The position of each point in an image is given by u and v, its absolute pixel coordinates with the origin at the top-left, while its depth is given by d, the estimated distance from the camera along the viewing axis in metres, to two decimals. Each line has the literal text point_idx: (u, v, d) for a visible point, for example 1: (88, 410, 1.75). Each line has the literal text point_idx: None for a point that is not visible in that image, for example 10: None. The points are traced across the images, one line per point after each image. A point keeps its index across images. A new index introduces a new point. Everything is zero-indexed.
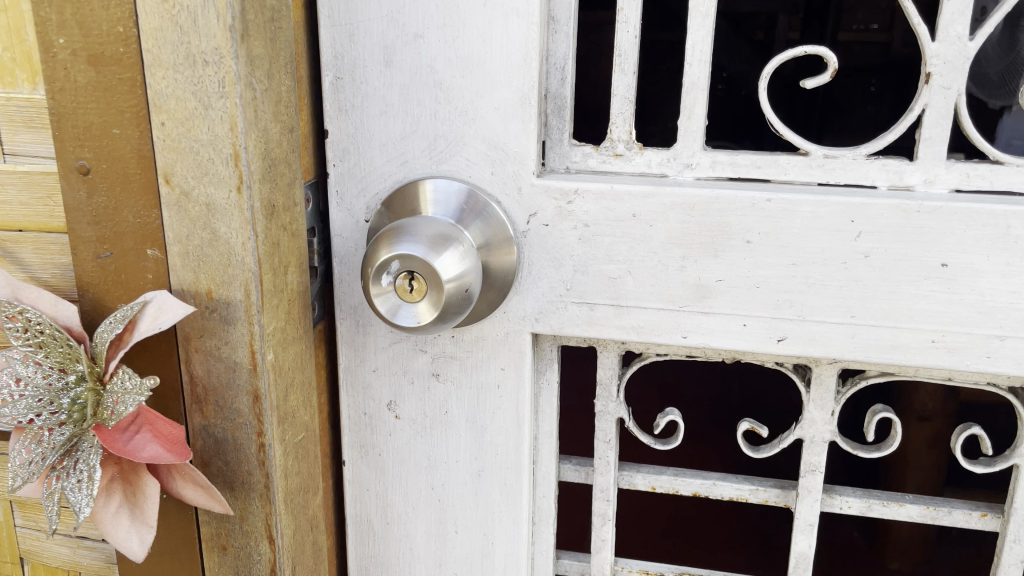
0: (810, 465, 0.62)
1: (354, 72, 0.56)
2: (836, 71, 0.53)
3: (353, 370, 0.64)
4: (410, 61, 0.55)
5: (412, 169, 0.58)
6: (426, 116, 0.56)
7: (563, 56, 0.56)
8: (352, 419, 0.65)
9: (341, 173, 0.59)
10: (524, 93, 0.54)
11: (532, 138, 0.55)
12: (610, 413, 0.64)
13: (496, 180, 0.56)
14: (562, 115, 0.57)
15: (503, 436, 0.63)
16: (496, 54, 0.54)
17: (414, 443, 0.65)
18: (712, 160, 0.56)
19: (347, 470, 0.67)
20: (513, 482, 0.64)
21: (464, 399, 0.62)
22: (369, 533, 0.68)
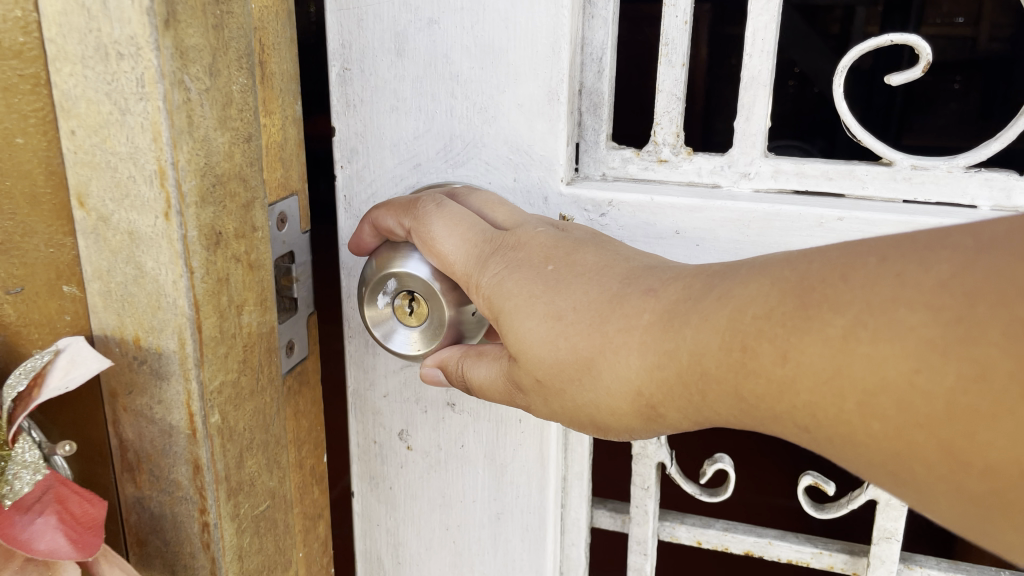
0: (885, 531, 0.53)
1: (363, 62, 0.50)
2: (930, 65, 0.43)
3: (362, 395, 0.61)
4: (423, 50, 0.49)
5: (425, 172, 0.52)
6: (442, 113, 0.50)
7: (601, 45, 0.48)
8: (362, 447, 0.62)
9: (349, 175, 0.53)
10: (552, 88, 0.47)
11: (561, 139, 0.48)
12: (649, 456, 0.57)
13: (520, 188, 0.50)
14: (598, 114, 0.50)
15: (525, 476, 0.58)
16: (520, 44, 0.47)
17: (426, 477, 0.61)
18: (775, 169, 0.46)
19: (356, 501, 0.64)
20: (536, 528, 0.59)
21: (484, 431, 0.58)
22: (379, 571, 0.66)
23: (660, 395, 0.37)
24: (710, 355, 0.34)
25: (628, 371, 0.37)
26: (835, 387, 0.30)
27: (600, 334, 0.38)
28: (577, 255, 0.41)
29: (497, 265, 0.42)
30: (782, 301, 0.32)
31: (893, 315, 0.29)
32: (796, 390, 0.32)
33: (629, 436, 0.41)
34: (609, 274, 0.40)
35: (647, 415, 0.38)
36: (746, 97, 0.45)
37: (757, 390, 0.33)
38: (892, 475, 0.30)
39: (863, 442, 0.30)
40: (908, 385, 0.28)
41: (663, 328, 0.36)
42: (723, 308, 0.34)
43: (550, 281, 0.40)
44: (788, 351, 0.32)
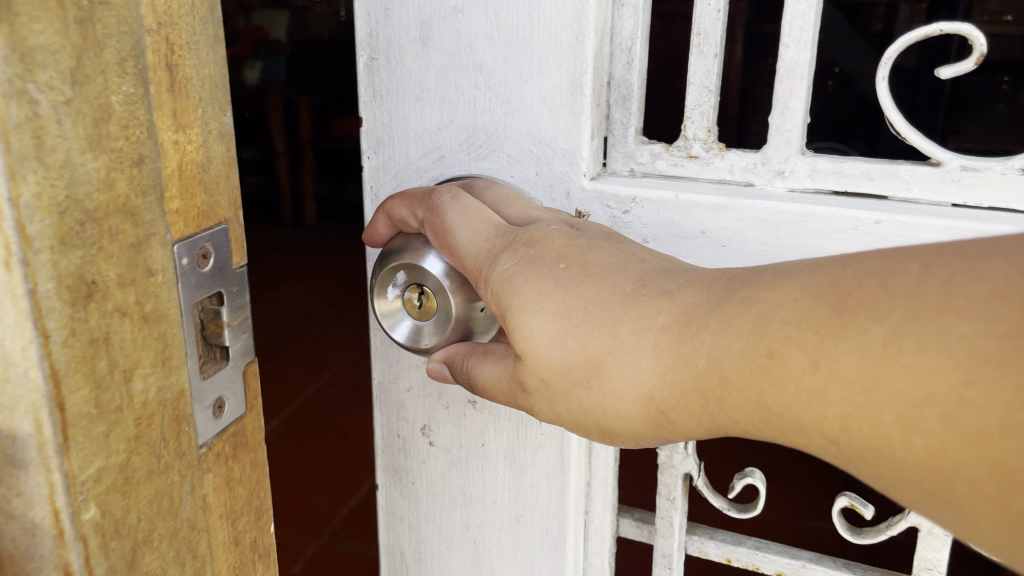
0: (927, 561, 0.50)
1: (388, 52, 0.49)
2: (984, 58, 0.40)
3: (387, 387, 0.59)
4: (448, 38, 0.47)
5: (449, 164, 0.50)
6: (466, 104, 0.48)
7: (630, 35, 0.46)
8: (386, 440, 0.61)
9: (375, 167, 0.51)
10: (576, 79, 0.45)
11: (585, 133, 0.46)
12: (676, 467, 0.54)
13: (542, 182, 0.47)
14: (627, 106, 0.47)
15: (545, 480, 0.56)
16: (545, 32, 0.45)
17: (448, 475, 0.59)
18: (812, 167, 0.43)
19: (381, 495, 0.63)
20: (557, 533, 0.57)
21: (506, 430, 0.56)
22: (402, 567, 0.64)
23: (673, 401, 0.35)
24: (732, 361, 0.32)
25: (639, 374, 0.35)
26: (871, 398, 0.29)
27: (611, 335, 0.36)
28: (593, 253, 0.39)
29: (507, 261, 0.40)
30: (813, 308, 0.30)
31: (941, 325, 0.27)
32: (826, 399, 0.30)
33: (638, 443, 0.38)
34: (623, 275, 0.37)
35: (656, 421, 0.36)
36: (782, 90, 0.43)
37: (778, 397, 0.31)
38: (926, 494, 0.28)
39: (901, 460, 0.28)
40: (956, 400, 0.26)
41: (677, 330, 0.34)
42: (745, 313, 0.32)
43: (560, 279, 0.38)
44: (818, 359, 0.30)
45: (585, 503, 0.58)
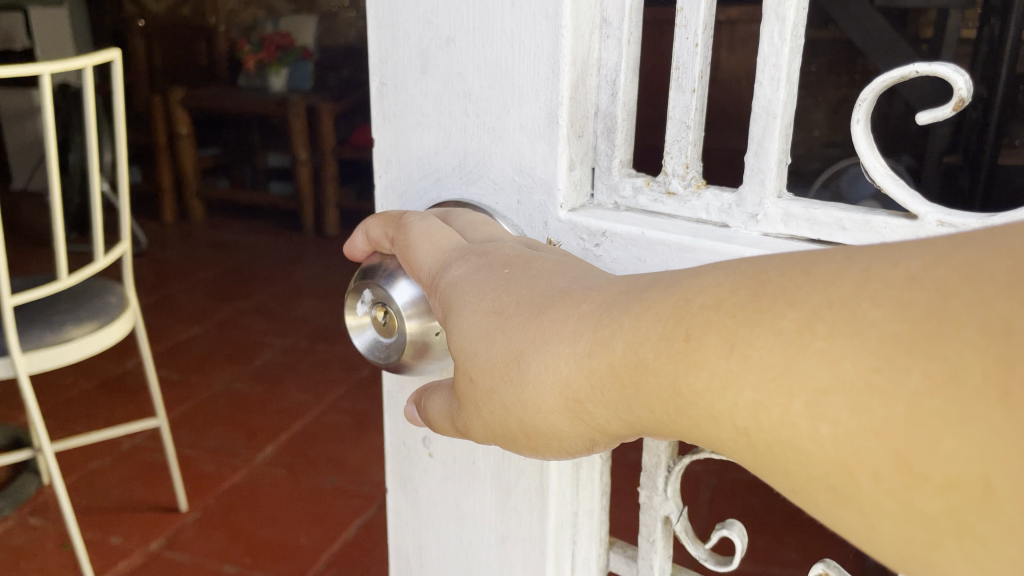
0: None
1: (395, 78, 0.51)
2: (963, 103, 0.38)
3: (394, 396, 0.61)
4: (444, 68, 0.49)
5: (444, 188, 0.52)
6: (458, 129, 0.50)
7: (615, 67, 0.45)
8: (394, 447, 0.63)
9: (385, 185, 0.54)
10: (552, 111, 0.45)
11: (560, 165, 0.46)
12: (655, 508, 0.54)
13: (522, 210, 0.48)
14: (612, 139, 0.46)
15: (527, 504, 0.56)
16: (525, 64, 0.45)
17: (445, 486, 0.61)
18: (785, 212, 0.42)
19: (390, 499, 0.65)
20: (536, 559, 0.57)
21: (492, 449, 0.57)
22: (407, 570, 0.66)
23: (599, 395, 0.35)
24: (652, 344, 0.32)
25: (558, 363, 0.36)
26: (783, 382, 0.28)
27: (535, 326, 0.37)
28: (533, 262, 0.42)
29: (459, 267, 0.43)
30: (733, 294, 0.30)
31: (855, 308, 0.26)
32: (739, 385, 0.29)
33: (570, 448, 0.38)
34: (556, 278, 0.39)
35: (582, 419, 0.36)
36: (756, 129, 0.42)
37: (693, 385, 0.30)
38: (832, 488, 0.27)
39: (807, 451, 0.27)
40: (867, 385, 0.26)
41: (597, 318, 0.35)
42: (669, 298, 0.32)
43: (496, 282, 0.41)
44: (733, 344, 0.29)
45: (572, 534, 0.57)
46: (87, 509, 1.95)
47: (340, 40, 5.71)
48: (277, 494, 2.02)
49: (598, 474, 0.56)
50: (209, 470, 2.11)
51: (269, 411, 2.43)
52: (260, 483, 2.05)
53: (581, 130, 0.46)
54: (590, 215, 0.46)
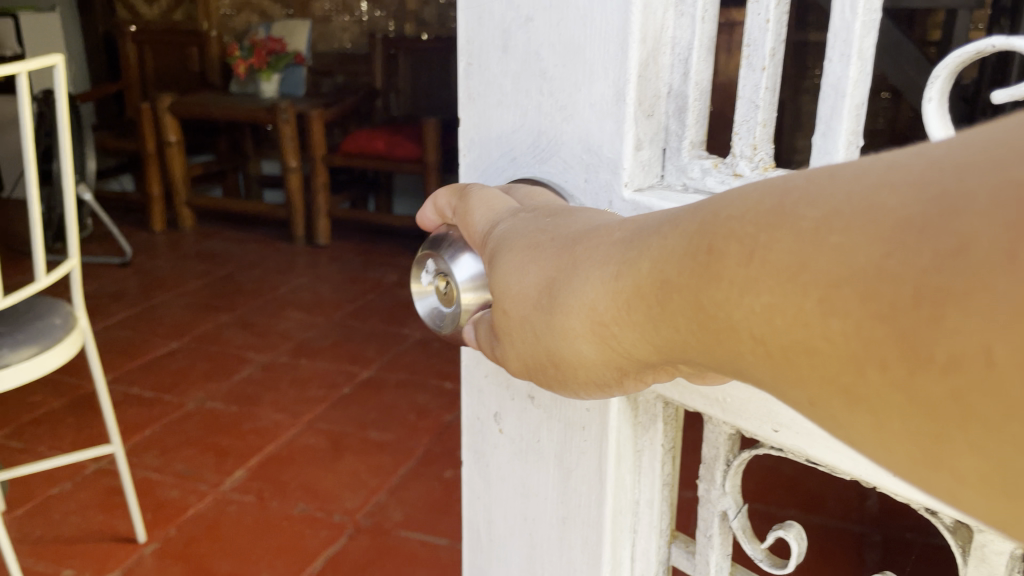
0: None
1: (480, 60, 0.65)
2: None
3: (474, 377, 0.74)
4: (524, 49, 0.61)
5: (521, 163, 0.65)
6: (536, 107, 0.62)
7: (687, 44, 0.56)
8: (472, 424, 0.76)
9: (471, 161, 0.69)
10: (618, 88, 0.56)
11: (624, 138, 0.57)
12: (712, 502, 0.65)
13: (590, 186, 0.60)
14: (682, 119, 0.57)
15: (585, 486, 0.67)
16: (596, 42, 0.56)
17: (514, 462, 0.73)
18: None
19: (466, 471, 0.78)
20: (590, 537, 0.68)
21: (555, 431, 0.68)
22: (478, 539, 0.79)
23: (619, 316, 0.45)
24: (685, 265, 0.39)
25: (583, 289, 0.48)
26: (797, 282, 0.33)
27: (566, 261, 0.50)
28: (563, 226, 0.54)
29: (509, 223, 0.58)
30: (759, 205, 0.36)
31: (874, 203, 0.30)
32: (757, 290, 0.35)
33: (596, 372, 0.50)
34: (582, 229, 0.52)
35: (606, 341, 0.47)
36: (827, 107, 0.51)
37: (717, 297, 0.37)
38: (845, 391, 0.31)
39: (824, 346, 0.32)
40: (876, 271, 0.29)
41: (623, 247, 0.46)
42: (699, 219, 0.39)
43: (534, 236, 0.55)
44: (753, 252, 0.35)
45: (633, 521, 0.68)
46: (46, 540, 2.21)
47: (333, 44, 5.71)
48: (239, 522, 2.31)
49: (656, 465, 0.68)
50: (175, 497, 2.43)
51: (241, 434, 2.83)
52: (225, 509, 2.36)
53: (653, 110, 0.57)
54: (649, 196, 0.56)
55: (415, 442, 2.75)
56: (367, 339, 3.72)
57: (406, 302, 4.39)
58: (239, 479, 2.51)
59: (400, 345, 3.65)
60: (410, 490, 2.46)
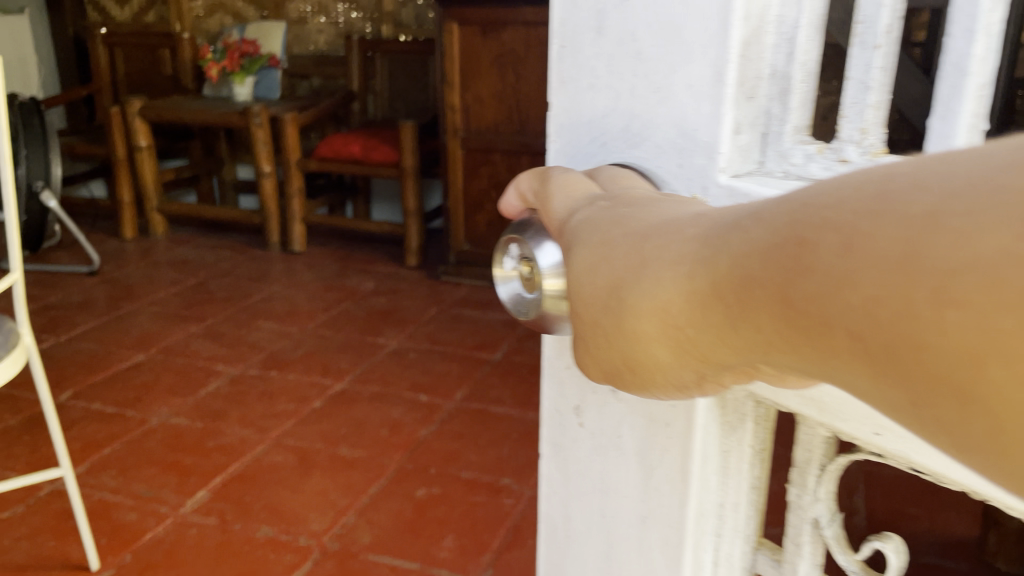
0: None
1: (577, 48, 0.75)
2: None
3: (560, 375, 0.87)
4: (624, 31, 0.70)
5: (613, 147, 0.74)
6: (632, 87, 0.70)
7: (793, 23, 0.64)
8: (557, 418, 0.89)
9: (564, 145, 0.80)
10: (717, 68, 0.62)
11: (719, 119, 0.63)
12: (804, 507, 0.71)
13: (683, 170, 0.67)
14: (785, 103, 0.66)
15: (667, 484, 0.76)
16: (694, 22, 0.63)
17: (594, 454, 0.85)
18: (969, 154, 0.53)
19: (549, 461, 0.92)
20: (669, 533, 0.77)
21: (635, 427, 0.79)
22: (563, 525, 0.92)
23: (695, 315, 0.42)
24: (771, 258, 0.36)
25: (648, 292, 0.45)
26: (906, 271, 0.29)
27: (631, 259, 0.48)
28: (637, 220, 0.52)
29: (587, 211, 0.58)
30: (852, 191, 0.33)
31: (1004, 176, 0.27)
32: (854, 284, 0.31)
33: (670, 372, 0.46)
34: (642, 225, 0.50)
35: (678, 338, 0.44)
36: (948, 90, 0.54)
37: (803, 295, 0.34)
38: (966, 400, 0.28)
39: (936, 345, 0.28)
40: (1011, 258, 0.26)
41: (696, 244, 0.43)
42: (783, 210, 0.36)
43: (599, 236, 0.53)
44: (851, 242, 0.32)
45: (717, 525, 0.76)
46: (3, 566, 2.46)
47: (309, 47, 5.67)
48: (196, 545, 2.59)
49: (745, 464, 0.74)
50: (133, 519, 2.75)
51: (205, 450, 3.22)
52: (186, 532, 2.67)
53: (754, 93, 0.64)
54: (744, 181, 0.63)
55: (384, 459, 3.12)
56: (343, 350, 4.11)
57: (379, 310, 4.64)
58: (203, 498, 2.85)
59: (374, 359, 4.01)
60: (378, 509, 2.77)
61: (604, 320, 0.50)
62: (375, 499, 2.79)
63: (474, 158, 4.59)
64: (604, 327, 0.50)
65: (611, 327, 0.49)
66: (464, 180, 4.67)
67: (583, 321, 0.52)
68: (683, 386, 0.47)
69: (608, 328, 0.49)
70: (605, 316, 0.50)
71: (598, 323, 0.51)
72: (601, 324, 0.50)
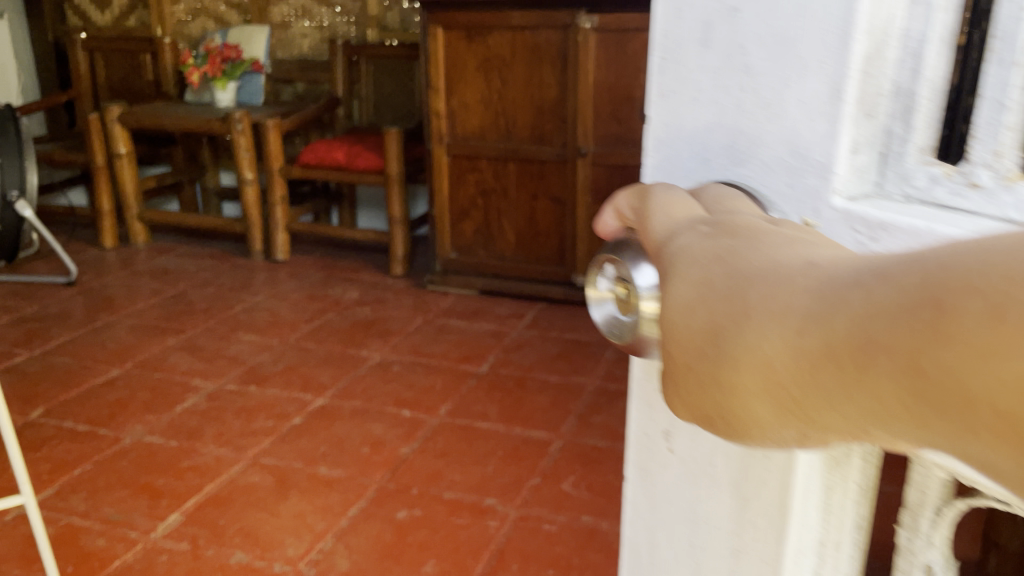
0: None
1: (677, 57, 0.76)
2: None
3: (652, 402, 0.88)
4: (728, 40, 0.71)
5: (713, 164, 0.75)
6: (737, 101, 0.72)
7: (919, 35, 0.66)
8: (645, 444, 0.90)
9: (656, 158, 0.80)
10: (834, 85, 0.65)
11: (837, 137, 0.66)
12: (916, 549, 0.72)
13: (794, 189, 0.70)
14: (906, 119, 0.69)
15: (765, 518, 0.76)
16: (809, 35, 0.65)
17: (682, 482, 0.86)
18: None
19: (633, 488, 0.93)
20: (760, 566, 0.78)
21: (728, 456, 0.80)
22: (643, 551, 0.93)
23: (807, 372, 0.41)
24: (899, 322, 0.37)
25: (759, 340, 0.44)
26: None
27: (741, 302, 0.47)
28: (741, 259, 0.50)
29: (687, 236, 0.57)
30: (991, 272, 0.33)
31: None
32: (1001, 365, 0.32)
33: (768, 431, 0.45)
34: (748, 266, 0.49)
35: (778, 396, 0.43)
36: None
37: (938, 365, 0.34)
38: None
39: None
40: None
41: (816, 299, 0.42)
42: (918, 275, 0.37)
43: (698, 273, 0.51)
44: (1000, 317, 0.32)
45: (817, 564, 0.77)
46: None
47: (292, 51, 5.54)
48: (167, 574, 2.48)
49: (850, 504, 0.75)
50: (101, 546, 2.64)
51: (179, 471, 3.09)
52: (155, 560, 2.55)
53: (872, 111, 0.67)
54: (862, 206, 0.66)
55: (365, 479, 3.00)
56: (323, 364, 3.98)
57: (363, 321, 4.52)
58: (174, 524, 2.74)
59: (356, 372, 3.89)
60: (358, 535, 2.66)
61: (699, 360, 0.48)
62: (354, 524, 2.71)
63: (459, 165, 4.49)
64: (696, 366, 0.49)
65: (706, 369, 0.48)
66: (450, 187, 4.57)
67: (674, 360, 0.51)
68: (769, 440, 0.46)
69: (700, 369, 0.48)
70: (702, 357, 0.48)
71: (692, 367, 0.49)
72: (694, 365, 0.49)
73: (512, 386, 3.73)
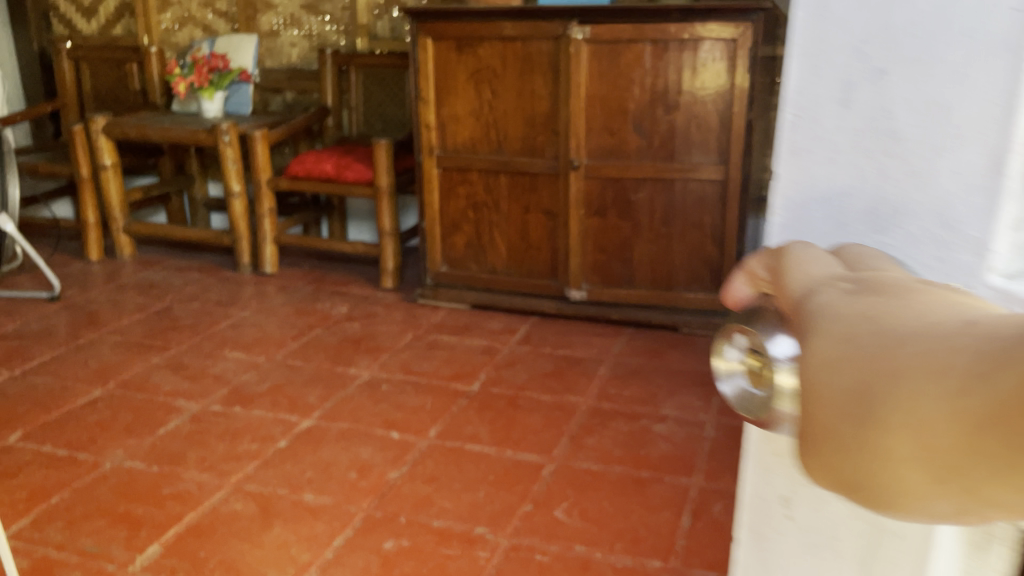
0: None
1: (811, 112, 0.66)
2: None
3: (764, 460, 0.78)
4: (869, 99, 0.62)
5: (850, 232, 0.65)
6: (878, 165, 0.62)
7: None
8: (754, 507, 0.80)
9: (780, 221, 0.70)
10: (1000, 164, 0.55)
11: (994, 218, 0.57)
12: None
13: (943, 266, 0.60)
14: None
15: None
16: (972, 101, 0.56)
17: (800, 553, 0.76)
18: None
19: (740, 550, 0.83)
20: None
21: (860, 531, 0.70)
22: None
23: (971, 438, 0.34)
24: None
25: (917, 403, 0.36)
26: None
27: (892, 361, 0.38)
28: (893, 314, 0.41)
29: (825, 293, 0.47)
30: None
31: None
32: None
33: (914, 502, 0.37)
34: (905, 323, 0.40)
35: (933, 461, 0.36)
36: None
37: None
38: None
39: None
40: None
41: (990, 357, 0.34)
42: None
43: (838, 329, 0.42)
44: None
45: None
46: None
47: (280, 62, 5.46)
48: None
49: None
50: None
51: (158, 498, 2.98)
52: None
53: None
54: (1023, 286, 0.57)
55: (352, 506, 2.89)
56: (311, 383, 3.88)
57: (352, 338, 4.42)
58: (151, 555, 2.61)
59: (345, 392, 3.79)
60: (343, 566, 2.56)
61: (835, 423, 0.40)
62: (340, 554, 2.61)
63: (449, 177, 4.41)
64: (833, 427, 0.40)
65: (842, 434, 0.39)
66: (441, 200, 4.48)
67: (804, 427, 0.42)
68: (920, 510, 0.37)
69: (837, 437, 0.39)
70: (837, 419, 0.39)
71: (825, 433, 0.40)
72: (830, 429, 0.40)
73: (505, 406, 3.64)
